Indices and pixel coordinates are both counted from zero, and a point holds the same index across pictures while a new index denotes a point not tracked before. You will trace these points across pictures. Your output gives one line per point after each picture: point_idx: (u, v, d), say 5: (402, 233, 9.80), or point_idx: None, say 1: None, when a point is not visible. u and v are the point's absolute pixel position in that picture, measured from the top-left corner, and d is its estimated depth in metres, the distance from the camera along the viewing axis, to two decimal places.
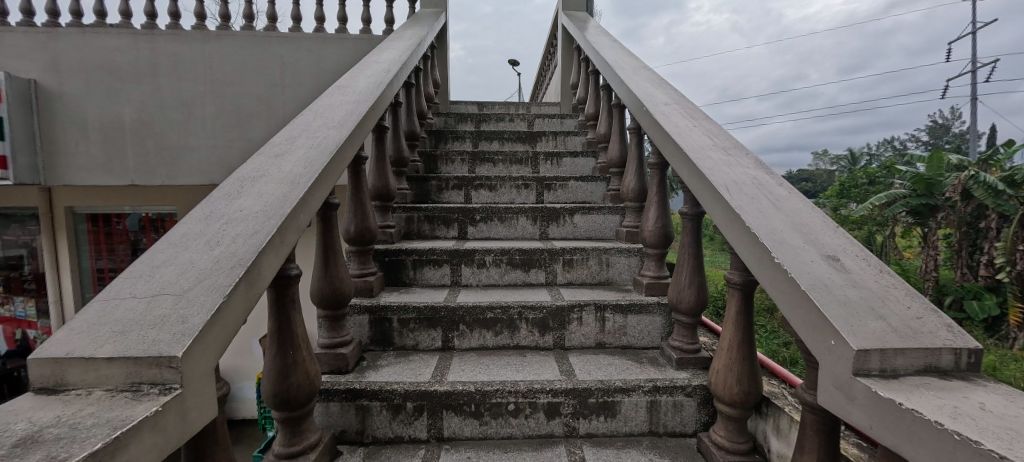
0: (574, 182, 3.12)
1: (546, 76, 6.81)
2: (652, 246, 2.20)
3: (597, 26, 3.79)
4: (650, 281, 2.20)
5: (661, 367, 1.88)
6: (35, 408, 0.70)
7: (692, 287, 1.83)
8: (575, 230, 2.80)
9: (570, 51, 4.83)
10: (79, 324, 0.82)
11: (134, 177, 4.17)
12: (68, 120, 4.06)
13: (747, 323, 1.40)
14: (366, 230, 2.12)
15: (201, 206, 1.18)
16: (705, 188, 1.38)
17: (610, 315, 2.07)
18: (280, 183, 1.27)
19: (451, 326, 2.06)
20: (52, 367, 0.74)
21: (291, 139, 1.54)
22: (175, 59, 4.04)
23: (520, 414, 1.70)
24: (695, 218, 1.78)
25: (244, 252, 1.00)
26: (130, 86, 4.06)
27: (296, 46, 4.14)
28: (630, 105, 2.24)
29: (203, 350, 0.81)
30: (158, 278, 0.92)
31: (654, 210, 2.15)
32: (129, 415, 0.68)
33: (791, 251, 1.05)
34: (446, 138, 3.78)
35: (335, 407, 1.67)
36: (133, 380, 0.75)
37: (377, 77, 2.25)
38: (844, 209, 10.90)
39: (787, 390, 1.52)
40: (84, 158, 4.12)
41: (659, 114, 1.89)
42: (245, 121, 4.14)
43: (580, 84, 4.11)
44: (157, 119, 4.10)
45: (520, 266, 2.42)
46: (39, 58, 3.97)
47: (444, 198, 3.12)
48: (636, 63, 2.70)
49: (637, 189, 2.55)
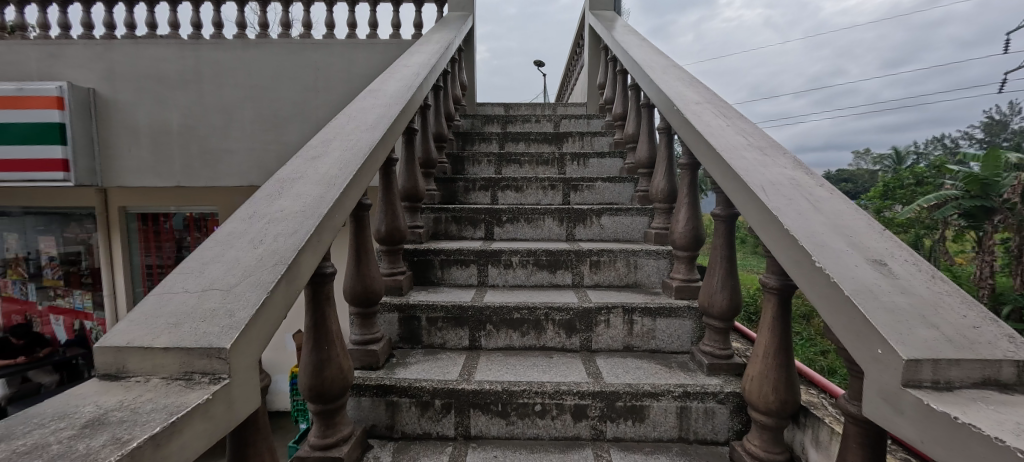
0: (601, 183, 3.10)
1: (572, 76, 6.78)
2: (682, 248, 2.16)
3: (625, 25, 3.74)
4: (680, 283, 2.15)
5: (692, 372, 1.84)
6: (100, 392, 0.75)
7: (724, 291, 1.78)
8: (602, 232, 2.79)
9: (597, 51, 4.78)
10: (136, 316, 0.88)
11: (180, 179, 4.40)
12: (121, 126, 4.34)
13: (784, 328, 1.35)
14: (396, 229, 2.17)
15: (245, 206, 1.23)
16: (739, 189, 1.34)
17: (638, 318, 2.05)
18: (317, 184, 1.32)
19: (479, 325, 2.08)
20: (115, 356, 0.80)
21: (326, 141, 1.60)
22: (217, 67, 4.25)
23: (546, 416, 1.70)
24: (728, 220, 1.73)
25: (285, 250, 1.04)
26: (176, 93, 4.28)
27: (329, 51, 4.27)
28: (660, 105, 2.20)
29: (249, 344, 0.85)
30: (207, 274, 0.97)
31: (684, 212, 2.11)
32: (183, 401, 0.73)
33: (832, 254, 1.01)
34: (473, 139, 3.83)
35: (366, 403, 1.72)
36: (185, 370, 0.80)
37: (407, 81, 2.30)
38: (888, 211, 10.35)
39: (827, 400, 1.46)
40: (135, 161, 4.39)
41: (690, 113, 1.85)
42: (282, 124, 4.31)
43: (607, 83, 4.07)
44: (201, 124, 4.32)
45: (547, 267, 2.42)
46: (97, 68, 4.26)
47: (471, 198, 3.16)
48: (665, 62, 2.66)
49: (667, 190, 2.51)
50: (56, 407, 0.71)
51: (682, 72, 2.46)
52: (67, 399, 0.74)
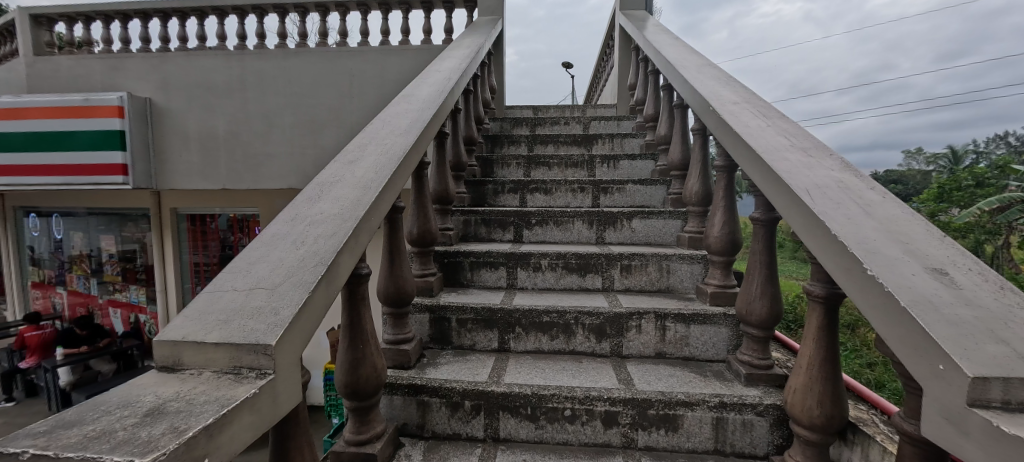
0: (632, 186, 3.06)
1: (601, 78, 6.71)
2: (717, 253, 2.10)
3: (657, 24, 3.67)
4: (715, 289, 2.09)
5: (729, 381, 1.78)
6: (159, 383, 0.81)
7: (764, 299, 1.72)
8: (633, 235, 2.74)
9: (628, 51, 4.71)
10: (190, 312, 0.94)
11: (226, 182, 4.63)
12: (174, 132, 4.61)
13: (830, 339, 1.29)
14: (427, 231, 2.21)
15: (288, 209, 1.29)
16: (781, 193, 1.29)
17: (671, 324, 2.00)
18: (354, 188, 1.36)
19: (508, 328, 2.09)
20: (171, 349, 0.85)
21: (362, 146, 1.65)
22: (260, 75, 4.45)
23: (576, 421, 1.68)
24: (769, 225, 1.67)
25: (325, 252, 1.08)
26: (222, 101, 4.52)
27: (364, 58, 4.39)
28: (694, 106, 2.15)
29: (291, 341, 0.89)
30: (254, 274, 1.02)
31: (720, 216, 2.05)
32: (232, 395, 0.76)
33: (885, 262, 0.96)
34: (502, 142, 3.85)
35: (397, 401, 1.76)
36: (234, 365, 0.84)
37: (439, 85, 2.34)
38: (943, 215, 9.69)
39: (878, 417, 1.38)
40: (186, 166, 4.66)
41: (726, 114, 1.80)
42: (319, 129, 4.47)
43: (638, 84, 4.00)
44: (245, 130, 4.53)
45: (577, 271, 2.40)
46: (153, 79, 4.56)
47: (500, 201, 3.18)
48: (699, 61, 2.59)
49: (701, 192, 2.44)
50: (121, 396, 0.76)
51: (718, 71, 2.39)
52: (130, 389, 0.79)
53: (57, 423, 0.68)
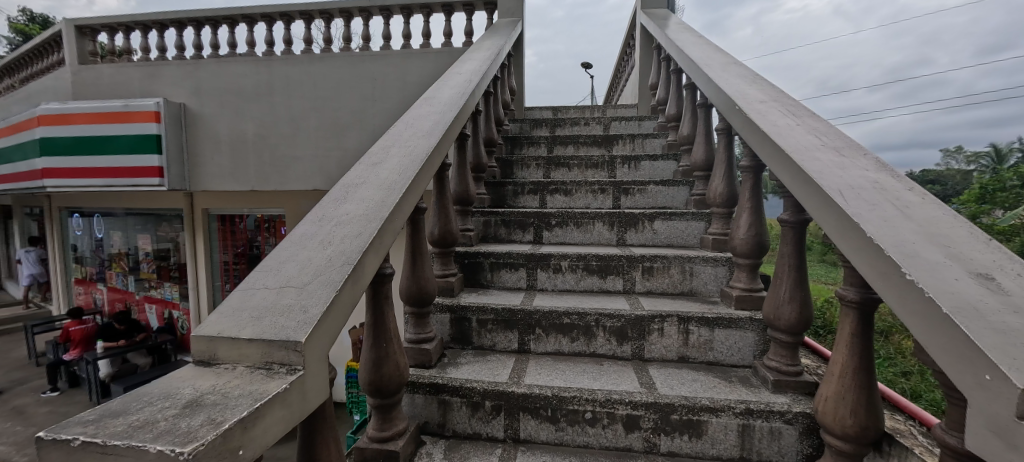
0: (654, 187, 3.02)
1: (622, 77, 6.64)
2: (743, 255, 2.05)
3: (679, 22, 3.61)
4: (741, 293, 2.04)
5: (755, 388, 1.73)
6: (196, 376, 0.84)
7: (793, 304, 1.67)
8: (655, 237, 2.70)
9: (649, 50, 4.65)
10: (224, 309, 0.97)
11: (254, 183, 4.78)
12: (206, 136, 4.79)
13: (863, 345, 1.24)
14: (448, 232, 2.23)
15: (316, 210, 1.32)
16: (812, 194, 1.25)
17: (694, 328, 1.96)
18: (378, 189, 1.39)
19: (528, 329, 2.09)
20: (207, 344, 0.88)
21: (386, 148, 1.68)
22: (287, 80, 4.58)
23: (597, 424, 1.67)
24: (798, 226, 1.62)
25: (351, 252, 1.11)
26: (251, 105, 4.66)
27: (386, 62, 4.47)
28: (719, 105, 2.11)
29: (320, 338, 0.91)
30: (284, 272, 1.06)
31: (746, 217, 2.00)
32: (265, 390, 0.79)
33: (925, 266, 0.92)
34: (521, 143, 3.85)
35: (419, 400, 1.78)
36: (266, 360, 0.86)
37: (460, 87, 2.36)
38: (985, 217, 9.21)
39: (916, 429, 1.32)
40: (217, 168, 4.83)
41: (753, 113, 1.76)
42: (342, 132, 4.56)
43: (660, 84, 3.95)
44: (272, 133, 4.66)
45: (597, 272, 2.39)
46: (187, 85, 4.75)
47: (520, 202, 3.18)
48: (724, 59, 2.54)
49: (726, 193, 2.39)
50: (162, 388, 0.80)
51: (744, 69, 2.33)
52: (170, 381, 0.83)
53: (103, 412, 0.72)
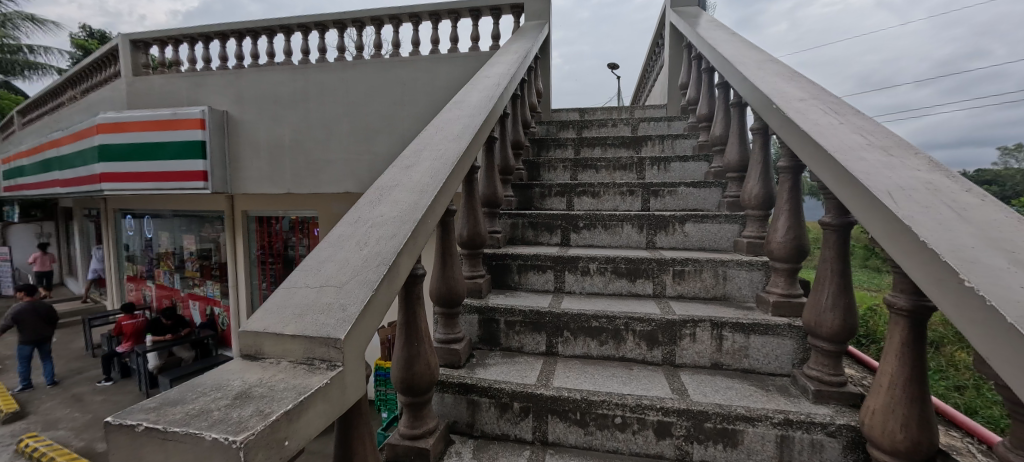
0: (685, 188, 2.95)
1: (651, 77, 6.51)
2: (780, 260, 1.98)
3: (711, 20, 3.52)
4: (778, 298, 1.97)
5: (794, 398, 1.67)
6: (244, 369, 0.89)
7: (836, 311, 1.59)
8: (686, 240, 2.63)
9: (679, 49, 4.56)
10: (269, 306, 1.02)
11: (290, 186, 4.96)
12: (246, 141, 5.03)
13: (915, 355, 1.18)
14: (477, 234, 2.26)
15: (352, 212, 1.36)
16: (858, 195, 1.20)
17: (728, 334, 1.91)
18: (411, 191, 1.42)
19: (556, 331, 2.08)
20: (254, 339, 0.93)
21: (417, 152, 1.72)
22: (321, 87, 4.74)
23: (627, 429, 1.64)
24: (842, 230, 1.56)
25: (386, 252, 1.14)
26: (288, 112, 4.85)
27: (415, 68, 4.55)
28: (755, 104, 2.05)
29: (358, 336, 0.94)
30: (323, 271, 1.10)
31: (784, 220, 1.93)
32: (309, 384, 0.82)
33: (986, 271, 0.87)
34: (548, 145, 3.84)
35: (449, 399, 1.81)
36: (308, 356, 0.90)
37: (489, 91, 2.38)
38: None
39: (975, 448, 1.23)
40: (256, 172, 5.05)
41: (791, 112, 1.69)
42: (373, 136, 4.67)
43: (691, 83, 3.86)
44: (307, 138, 4.84)
45: (626, 276, 2.36)
46: (230, 93, 4.99)
47: (547, 204, 3.18)
48: (759, 56, 2.46)
49: (763, 195, 2.31)
50: (214, 380, 0.85)
51: (780, 67, 2.25)
52: (220, 374, 0.88)
53: (162, 400, 0.77)
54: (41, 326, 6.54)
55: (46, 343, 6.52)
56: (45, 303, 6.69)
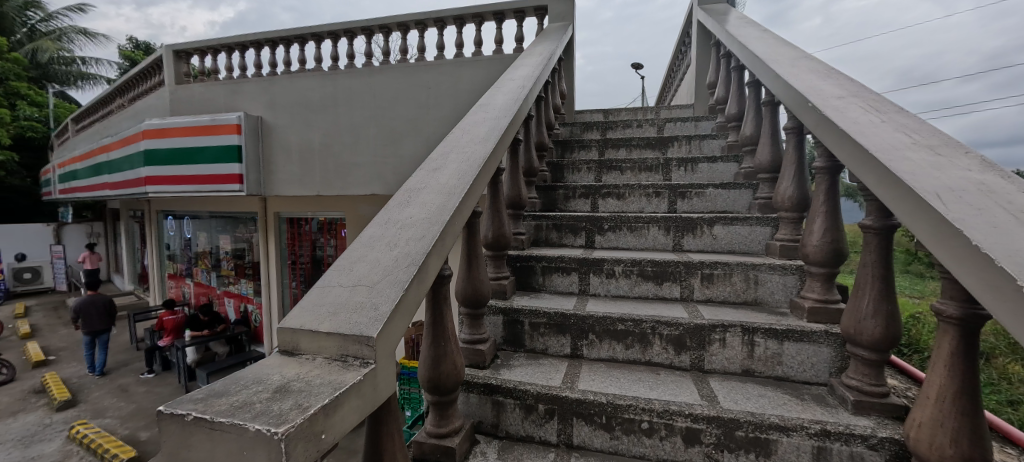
0: (713, 190, 2.88)
1: (677, 76, 6.39)
2: (816, 264, 1.90)
3: (741, 17, 3.43)
4: (814, 304, 1.89)
5: (832, 408, 1.60)
6: (282, 365, 0.92)
7: (877, 318, 1.52)
8: (715, 243, 2.57)
9: (707, 47, 4.46)
10: (305, 304, 1.06)
11: (319, 188, 5.11)
12: (279, 145, 5.22)
13: (966, 366, 1.11)
14: (501, 236, 2.26)
15: (382, 213, 1.40)
16: (903, 197, 1.15)
17: (761, 340, 1.85)
18: (439, 193, 1.44)
19: (581, 334, 2.07)
20: (291, 335, 0.97)
21: (444, 154, 1.74)
22: (349, 92, 4.87)
23: (654, 435, 1.62)
24: (884, 233, 1.49)
25: (416, 253, 1.16)
26: (318, 116, 5.00)
27: (440, 72, 4.60)
28: (789, 104, 1.98)
29: (389, 335, 0.96)
30: (356, 271, 1.13)
31: (820, 222, 1.86)
32: (343, 380, 0.85)
33: None
34: (572, 147, 3.82)
35: (474, 399, 1.82)
36: (342, 353, 0.93)
37: (514, 93, 2.39)
38: None
39: None
40: (288, 175, 5.22)
41: (829, 110, 1.63)
42: (399, 139, 4.76)
43: (719, 82, 3.77)
44: (336, 141, 4.97)
45: (653, 279, 2.32)
46: (264, 100, 5.19)
47: (571, 206, 3.17)
48: (793, 54, 2.37)
49: (797, 197, 2.23)
50: (256, 373, 0.89)
51: (816, 64, 2.17)
52: (261, 368, 0.91)
53: (208, 392, 0.81)
54: (102, 320, 6.98)
55: (104, 335, 6.97)
56: (104, 296, 7.20)
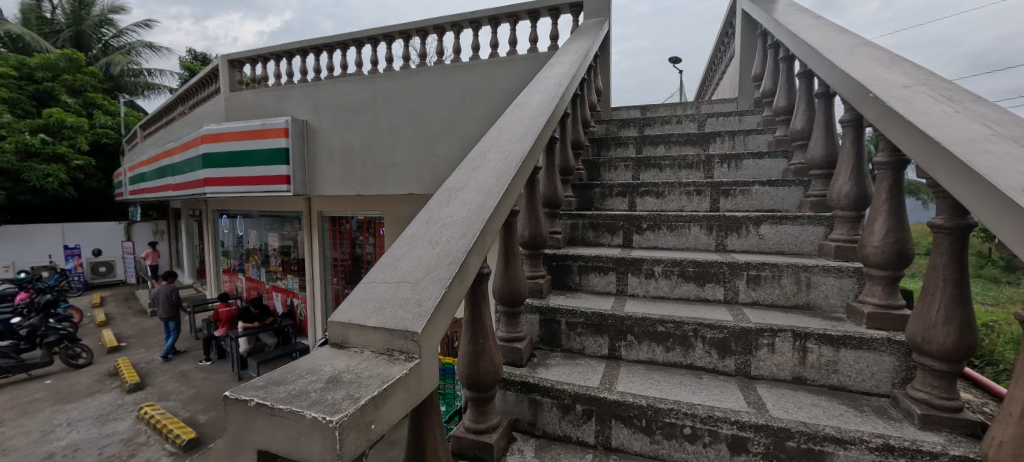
0: (760, 187, 2.74)
1: (719, 69, 6.14)
2: (877, 266, 1.77)
3: (790, 4, 3.24)
4: (874, 310, 1.76)
5: (895, 421, 1.49)
6: (332, 357, 0.96)
7: (949, 325, 1.40)
8: (761, 243, 2.45)
9: (752, 38, 4.25)
10: (353, 299, 1.09)
11: (359, 188, 5.28)
12: (323, 148, 5.44)
13: None
14: (538, 235, 2.26)
15: (423, 212, 1.42)
16: (983, 194, 1.05)
17: (814, 346, 1.74)
18: (479, 193, 1.46)
19: (619, 335, 2.03)
20: (341, 329, 1.01)
21: (482, 154, 1.75)
22: (387, 95, 5.01)
23: (697, 441, 1.56)
24: (957, 233, 1.37)
25: (456, 251, 1.17)
26: (358, 119, 5.18)
27: (475, 72, 4.63)
28: (846, 95, 1.86)
29: (433, 330, 0.99)
30: (400, 269, 1.16)
31: (881, 221, 1.74)
32: (390, 373, 0.87)
33: None
34: (609, 144, 3.74)
35: (511, 396, 1.83)
36: (388, 347, 0.95)
37: (550, 91, 2.37)
38: None
39: None
40: (331, 176, 5.44)
41: (894, 100, 1.52)
42: (435, 140, 4.84)
43: (766, 74, 3.59)
44: (375, 143, 5.13)
45: (694, 280, 2.24)
46: (309, 104, 5.43)
47: (608, 205, 3.11)
48: (850, 41, 2.22)
49: (855, 194, 2.08)
50: (310, 364, 0.93)
51: (876, 51, 2.02)
52: (313, 359, 0.96)
53: (267, 380, 0.85)
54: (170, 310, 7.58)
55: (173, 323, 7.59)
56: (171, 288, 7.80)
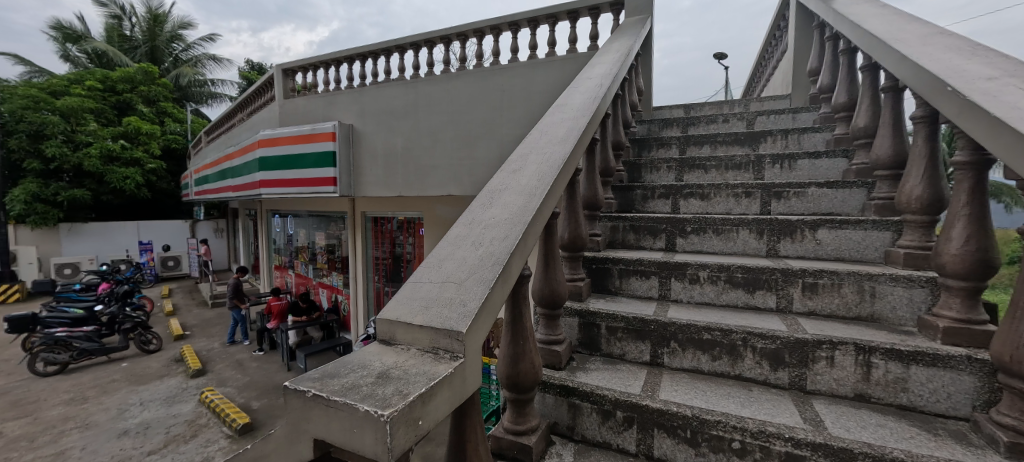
0: (816, 189, 2.58)
1: (770, 65, 5.83)
2: (955, 276, 1.62)
3: None
4: (950, 324, 1.61)
5: (976, 447, 1.35)
6: (381, 353, 0.98)
7: None
8: (819, 249, 2.29)
9: (807, 31, 4.01)
10: (400, 297, 1.12)
11: (400, 190, 5.41)
12: (367, 150, 5.65)
13: None
14: (578, 237, 2.22)
15: (465, 213, 1.44)
16: None
17: (880, 361, 1.61)
18: (520, 194, 1.45)
19: (662, 341, 1.96)
20: (389, 326, 1.03)
21: (524, 155, 1.75)
22: (428, 98, 5.12)
23: (747, 456, 1.48)
24: None
25: (500, 253, 1.17)
26: (400, 122, 5.33)
27: (514, 74, 4.66)
28: (919, 90, 1.71)
29: (477, 330, 0.99)
30: (444, 269, 1.17)
31: (960, 227, 1.59)
32: (436, 371, 0.88)
33: None
34: (650, 145, 3.65)
35: (550, 399, 1.82)
36: (434, 345, 0.97)
37: (591, 92, 2.34)
38: None
39: None
40: (374, 178, 5.62)
41: (975, 95, 1.38)
42: (474, 142, 4.90)
43: (824, 69, 3.37)
44: (416, 145, 5.26)
45: (743, 286, 2.13)
46: (354, 109, 5.65)
47: (649, 207, 3.03)
48: (922, 31, 2.05)
49: (929, 197, 1.91)
50: (360, 359, 0.96)
51: (954, 41, 1.85)
52: (363, 354, 0.99)
53: (322, 372, 0.89)
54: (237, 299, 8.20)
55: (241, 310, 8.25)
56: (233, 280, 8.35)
